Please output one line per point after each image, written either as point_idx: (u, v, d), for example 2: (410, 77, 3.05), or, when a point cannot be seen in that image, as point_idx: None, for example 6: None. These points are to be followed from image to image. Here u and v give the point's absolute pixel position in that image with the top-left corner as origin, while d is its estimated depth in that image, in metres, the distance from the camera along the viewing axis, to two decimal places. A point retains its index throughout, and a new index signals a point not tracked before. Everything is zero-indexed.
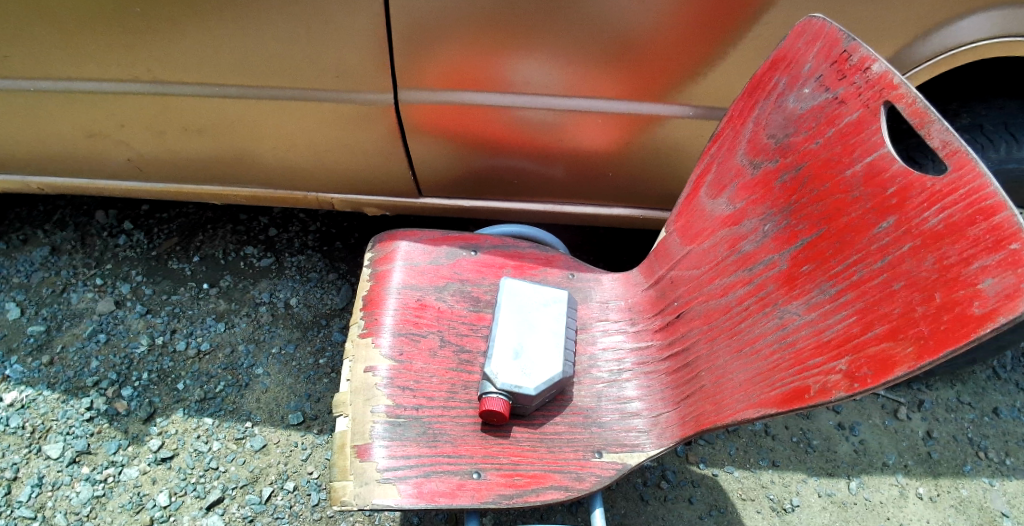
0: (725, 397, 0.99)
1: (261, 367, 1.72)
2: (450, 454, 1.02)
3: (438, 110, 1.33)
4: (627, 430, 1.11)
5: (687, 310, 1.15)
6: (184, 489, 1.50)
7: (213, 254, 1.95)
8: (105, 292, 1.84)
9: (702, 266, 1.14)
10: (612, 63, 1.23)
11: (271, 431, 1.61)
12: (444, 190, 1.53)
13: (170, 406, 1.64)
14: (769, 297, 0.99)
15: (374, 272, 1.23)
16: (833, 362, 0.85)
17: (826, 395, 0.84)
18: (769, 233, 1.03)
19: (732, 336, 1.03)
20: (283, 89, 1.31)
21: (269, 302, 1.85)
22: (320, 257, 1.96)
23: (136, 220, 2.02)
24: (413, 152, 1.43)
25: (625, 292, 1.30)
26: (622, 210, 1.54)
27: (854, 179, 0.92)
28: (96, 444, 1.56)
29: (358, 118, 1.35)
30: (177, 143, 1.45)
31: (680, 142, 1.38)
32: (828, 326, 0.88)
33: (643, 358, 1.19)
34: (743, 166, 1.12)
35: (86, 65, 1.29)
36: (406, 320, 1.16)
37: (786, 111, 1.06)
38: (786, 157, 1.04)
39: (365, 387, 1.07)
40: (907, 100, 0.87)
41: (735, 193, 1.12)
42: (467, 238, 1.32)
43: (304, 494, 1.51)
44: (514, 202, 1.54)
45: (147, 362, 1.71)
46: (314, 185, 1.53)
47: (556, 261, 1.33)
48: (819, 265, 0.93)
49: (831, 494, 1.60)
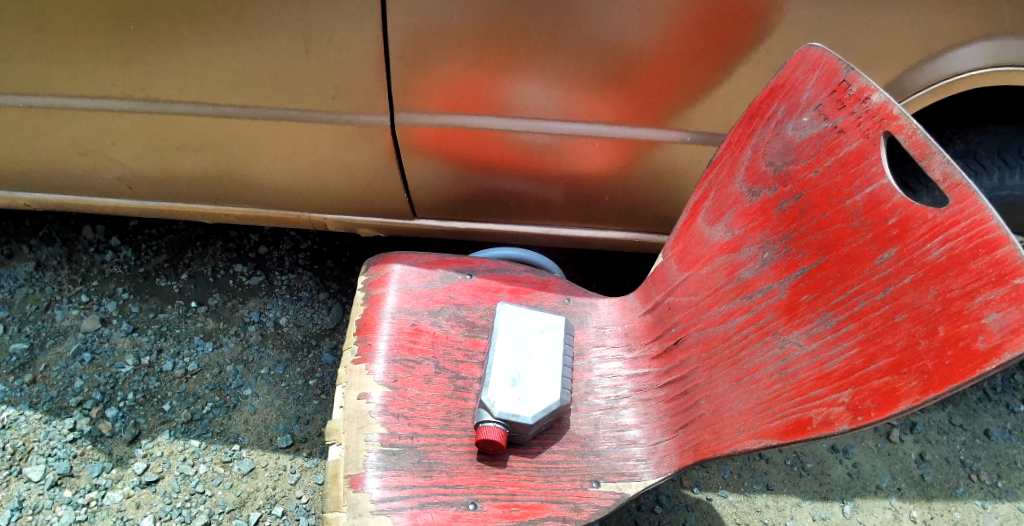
0: (725, 427, 0.98)
1: (250, 387, 1.69)
2: (446, 484, 1.00)
3: (437, 132, 1.32)
4: (625, 459, 1.10)
5: (686, 336, 1.14)
6: (169, 513, 1.46)
7: (202, 271, 1.92)
8: (91, 309, 1.81)
9: (700, 293, 1.14)
10: (613, 87, 1.23)
11: (259, 454, 1.58)
12: (441, 212, 1.52)
13: (155, 428, 1.60)
14: (769, 326, 0.99)
15: (367, 296, 1.22)
16: (836, 394, 0.84)
17: (830, 428, 0.83)
18: (768, 261, 1.03)
19: (731, 365, 1.02)
20: (281, 108, 1.29)
21: (258, 321, 1.82)
22: (311, 275, 1.94)
23: (124, 236, 1.99)
24: (410, 173, 1.42)
25: (622, 317, 1.29)
26: (618, 232, 1.54)
27: (854, 209, 0.93)
28: (79, 467, 1.52)
29: (355, 139, 1.34)
30: (170, 161, 1.43)
31: (677, 166, 1.39)
32: (829, 358, 0.87)
33: (640, 385, 1.18)
34: (741, 193, 1.12)
35: (80, 81, 1.27)
36: (401, 345, 1.14)
37: (785, 139, 1.07)
38: (785, 185, 1.05)
39: (359, 415, 1.05)
40: (908, 130, 0.88)
41: (734, 220, 1.12)
42: (462, 262, 1.31)
43: (292, 520, 1.48)
44: (511, 223, 1.54)
45: (133, 383, 1.67)
46: (309, 205, 1.51)
47: (552, 285, 1.32)
48: (820, 294, 0.93)
49: (825, 518, 1.60)
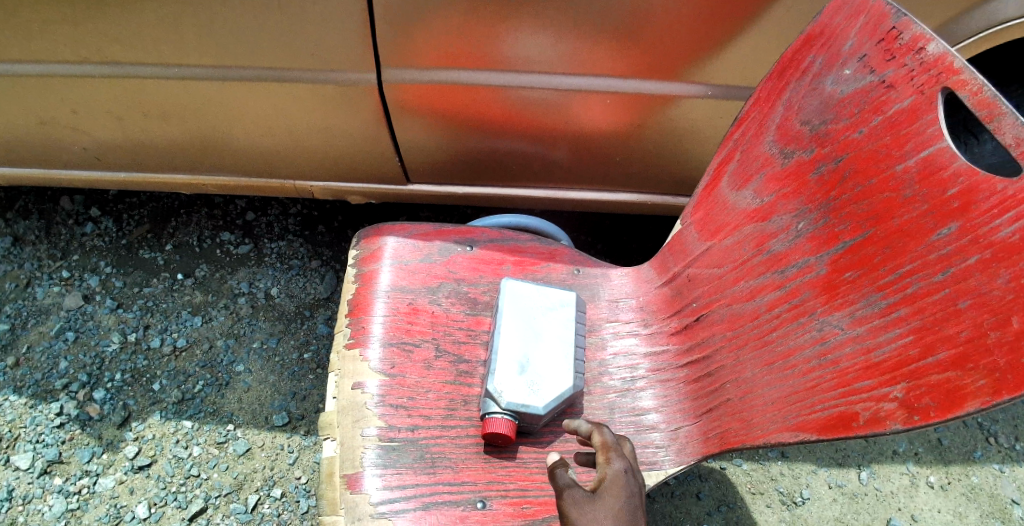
0: (755, 415, 0.91)
1: (242, 363, 1.61)
2: (451, 482, 0.92)
3: (430, 90, 1.19)
4: (644, 446, 1.02)
5: (708, 313, 1.05)
6: (164, 499, 1.41)
7: (187, 241, 1.80)
8: (72, 285, 1.70)
9: (724, 265, 1.04)
10: (626, 38, 1.10)
11: (254, 434, 1.51)
12: (436, 176, 1.40)
13: (145, 409, 1.52)
14: (805, 305, 0.89)
15: (359, 273, 1.12)
16: (887, 387, 0.75)
17: (880, 426, 0.75)
18: (803, 232, 0.93)
19: (761, 347, 0.94)
20: (256, 69, 1.16)
21: (248, 293, 1.72)
22: (302, 242, 1.82)
23: (105, 206, 1.85)
24: (402, 136, 1.29)
25: (637, 289, 1.19)
26: (628, 195, 1.43)
27: (906, 176, 0.82)
28: (68, 452, 1.45)
29: (340, 100, 1.21)
30: (139, 129, 1.30)
31: (695, 123, 1.27)
32: (878, 345, 0.78)
33: (658, 364, 1.10)
34: (771, 154, 1.01)
35: (29, 44, 1.13)
36: (397, 328, 1.05)
37: (823, 95, 0.95)
38: (823, 147, 0.93)
39: (354, 406, 0.97)
40: (973, 87, 0.78)
41: (763, 185, 1.01)
42: (462, 232, 1.20)
43: (292, 501, 1.43)
44: (513, 187, 1.43)
45: (120, 362, 1.58)
46: (293, 171, 1.39)
47: (560, 255, 1.21)
48: (865, 272, 0.83)
49: (842, 485, 1.56)
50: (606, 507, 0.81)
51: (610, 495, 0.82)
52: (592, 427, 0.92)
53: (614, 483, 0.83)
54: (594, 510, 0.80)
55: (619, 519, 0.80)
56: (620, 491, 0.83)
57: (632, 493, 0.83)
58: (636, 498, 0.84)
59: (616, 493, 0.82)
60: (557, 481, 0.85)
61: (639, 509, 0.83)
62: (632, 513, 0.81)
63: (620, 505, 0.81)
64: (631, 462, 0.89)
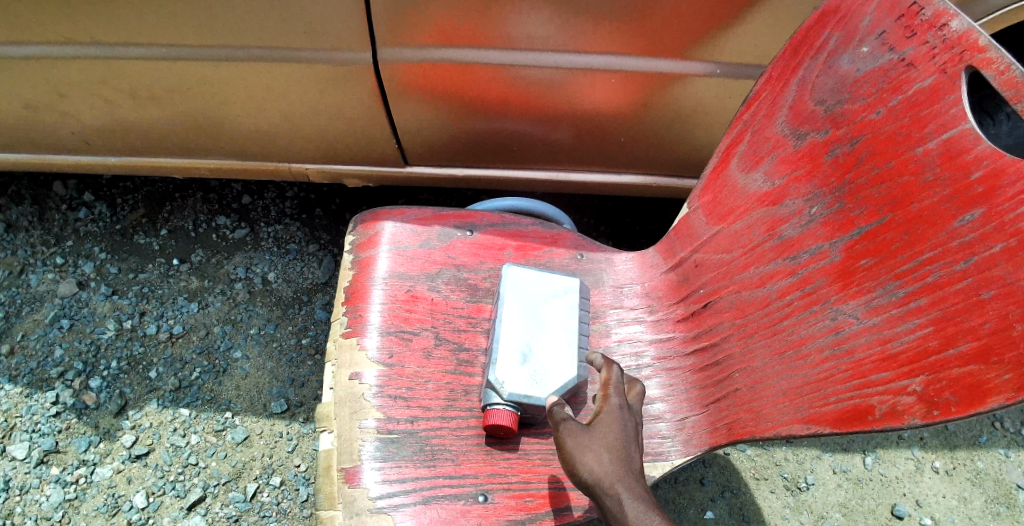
0: (765, 406, 0.88)
1: (239, 349, 1.58)
2: (452, 475, 0.90)
3: (428, 70, 1.15)
4: (650, 436, 0.99)
5: (716, 299, 1.02)
6: (162, 488, 1.39)
7: (182, 226, 1.75)
8: (66, 272, 1.66)
9: (733, 250, 1.00)
10: (632, 15, 1.05)
11: (253, 421, 1.49)
12: (435, 158, 1.36)
13: (142, 397, 1.50)
14: (818, 293, 0.86)
15: (356, 259, 1.08)
16: (906, 380, 0.72)
17: (897, 420, 0.72)
18: (816, 217, 0.89)
19: (771, 336, 0.90)
20: (246, 48, 1.11)
21: (245, 278, 1.69)
22: (299, 226, 1.78)
23: (99, 191, 1.80)
24: (398, 117, 1.25)
25: (642, 275, 1.15)
26: (632, 177, 1.39)
27: (927, 159, 0.78)
28: (65, 442, 1.43)
29: (335, 81, 1.16)
30: (128, 113, 1.26)
31: (702, 103, 1.22)
32: (896, 336, 0.75)
33: (664, 352, 1.07)
34: (783, 136, 0.97)
35: (9, 25, 1.08)
36: (395, 316, 1.02)
37: (838, 73, 0.90)
38: (838, 128, 0.89)
39: (352, 397, 0.94)
40: (1000, 66, 0.73)
41: (774, 167, 0.97)
42: (461, 216, 1.15)
43: (292, 489, 1.42)
44: (514, 169, 1.39)
45: (116, 349, 1.56)
46: (288, 154, 1.35)
47: (562, 239, 1.18)
48: (882, 259, 0.79)
49: (847, 470, 1.54)
50: (603, 439, 0.83)
51: (606, 428, 0.84)
52: (605, 364, 0.94)
53: (610, 418, 0.86)
54: (592, 442, 0.82)
55: (614, 450, 0.82)
56: (616, 424, 0.85)
57: (626, 427, 0.86)
58: (630, 432, 0.86)
59: (613, 426, 0.85)
60: (556, 415, 0.83)
61: (632, 443, 0.85)
62: (627, 446, 0.84)
63: (616, 439, 0.84)
64: (629, 401, 0.92)
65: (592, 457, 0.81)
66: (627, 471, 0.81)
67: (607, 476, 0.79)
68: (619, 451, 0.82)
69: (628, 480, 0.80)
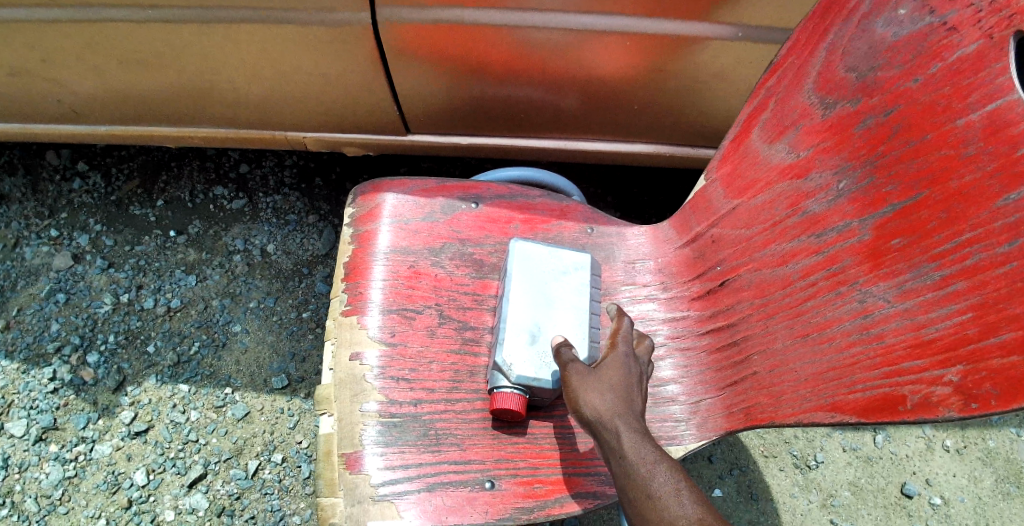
0: (786, 391, 0.84)
1: (239, 323, 1.55)
2: (458, 461, 0.86)
3: (430, 32, 1.08)
4: (663, 420, 0.95)
5: (733, 277, 0.97)
6: (162, 465, 1.37)
7: (179, 196, 1.69)
8: (61, 245, 1.60)
9: (753, 226, 0.95)
10: None
11: (253, 397, 1.46)
12: (439, 127, 1.30)
13: (141, 373, 1.47)
14: (845, 274, 0.81)
15: (356, 233, 1.03)
16: (941, 370, 0.68)
17: (930, 412, 0.68)
18: (844, 192, 0.84)
19: (794, 317, 0.86)
20: (239, 9, 1.05)
21: (244, 250, 1.64)
22: (298, 196, 1.73)
23: (93, 160, 1.73)
24: (399, 83, 1.18)
25: (655, 250, 1.10)
26: (644, 146, 1.33)
27: (968, 131, 0.72)
28: (63, 419, 1.41)
29: (332, 44, 1.10)
30: (115, 80, 1.19)
31: (721, 68, 1.15)
32: (931, 322, 0.70)
33: (678, 331, 1.02)
34: (810, 104, 0.91)
35: None
36: (397, 293, 0.98)
37: (872, 38, 0.84)
38: (870, 97, 0.83)
39: (352, 379, 0.90)
40: None
41: (799, 138, 0.91)
42: (465, 187, 1.10)
43: (293, 466, 1.40)
44: (520, 139, 1.33)
45: (113, 324, 1.52)
46: (284, 122, 1.29)
47: (572, 212, 1.12)
48: (916, 239, 0.74)
49: (856, 448, 1.51)
50: (606, 379, 0.83)
51: (611, 370, 0.85)
52: (618, 314, 0.95)
53: (616, 362, 0.86)
54: (595, 380, 0.82)
55: (618, 390, 0.82)
56: (620, 367, 0.85)
57: (631, 373, 0.86)
58: (635, 377, 0.86)
59: (618, 370, 0.85)
60: (562, 356, 0.86)
61: (636, 387, 0.85)
62: (631, 388, 0.83)
63: (620, 381, 0.84)
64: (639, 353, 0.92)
65: (594, 394, 0.81)
66: (628, 409, 0.80)
67: (607, 410, 0.79)
68: (622, 390, 0.81)
69: (628, 415, 0.79)
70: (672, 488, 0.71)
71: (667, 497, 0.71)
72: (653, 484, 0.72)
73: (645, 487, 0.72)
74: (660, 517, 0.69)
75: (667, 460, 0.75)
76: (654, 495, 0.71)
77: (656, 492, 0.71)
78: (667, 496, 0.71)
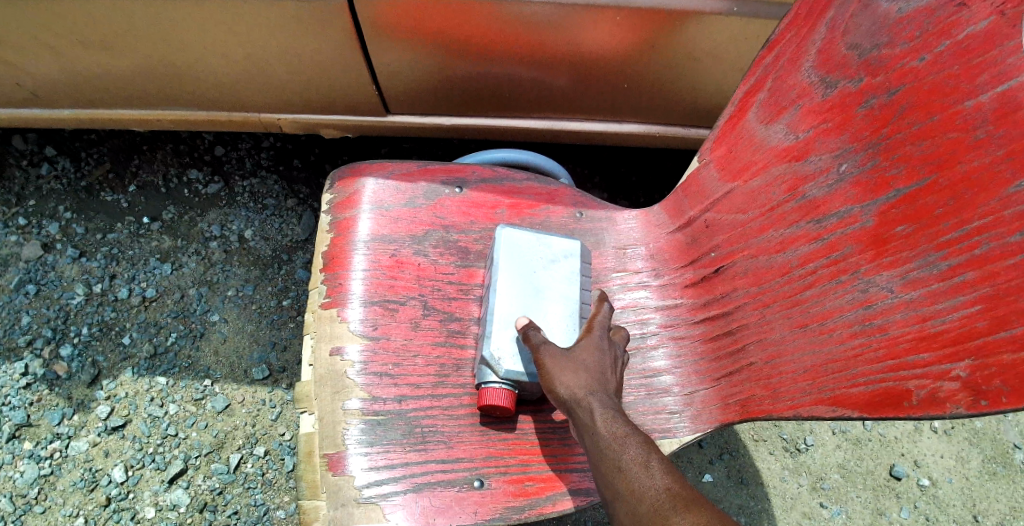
0: (784, 383, 0.81)
1: (217, 313, 1.49)
2: (445, 459, 0.83)
3: (409, 7, 1.02)
4: (656, 412, 0.92)
5: (729, 264, 0.93)
6: (141, 461, 1.33)
7: (152, 181, 1.61)
8: (30, 234, 1.52)
9: (749, 211, 0.92)
10: None
11: (234, 389, 1.42)
12: (420, 107, 1.24)
13: (116, 366, 1.41)
14: (846, 262, 0.78)
15: (335, 221, 0.98)
16: (949, 364, 0.65)
17: (937, 408, 0.65)
18: (846, 176, 0.80)
19: (791, 306, 0.83)
20: None
21: (221, 236, 1.58)
22: (276, 179, 1.66)
23: (61, 144, 1.63)
24: (378, 61, 1.12)
25: (646, 235, 1.07)
26: (634, 126, 1.28)
27: (978, 114, 0.68)
28: (37, 415, 1.35)
29: (305, 20, 1.03)
30: (74, 61, 1.12)
31: (715, 45, 1.11)
32: (938, 314, 0.67)
33: (671, 320, 0.99)
34: (810, 83, 0.87)
35: None
36: (379, 283, 0.93)
37: (877, 13, 0.80)
38: (874, 77, 0.80)
39: (333, 376, 0.86)
40: None
41: (798, 118, 0.88)
42: (449, 170, 1.05)
43: (277, 459, 1.37)
44: (506, 120, 1.27)
45: (87, 315, 1.46)
46: (257, 103, 1.22)
47: (560, 196, 1.08)
48: (921, 227, 0.71)
49: (845, 431, 1.51)
50: (579, 360, 0.83)
51: (585, 351, 0.84)
52: (599, 299, 0.94)
53: (590, 345, 0.86)
54: (568, 360, 0.82)
55: (592, 370, 0.82)
56: (595, 349, 0.85)
57: (605, 355, 0.86)
58: (609, 359, 0.86)
59: (591, 352, 0.85)
60: (531, 339, 0.84)
61: (610, 368, 0.85)
62: (604, 368, 0.84)
63: (593, 362, 0.84)
64: (614, 338, 0.91)
65: (567, 374, 0.81)
66: (601, 388, 0.81)
67: (580, 389, 0.79)
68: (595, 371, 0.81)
69: (601, 394, 0.79)
70: (642, 460, 0.73)
71: (636, 469, 0.72)
72: (623, 457, 0.73)
73: (615, 461, 0.73)
74: (630, 489, 0.71)
75: (637, 435, 0.76)
76: (624, 468, 0.72)
77: (626, 465, 0.73)
78: (637, 469, 0.72)
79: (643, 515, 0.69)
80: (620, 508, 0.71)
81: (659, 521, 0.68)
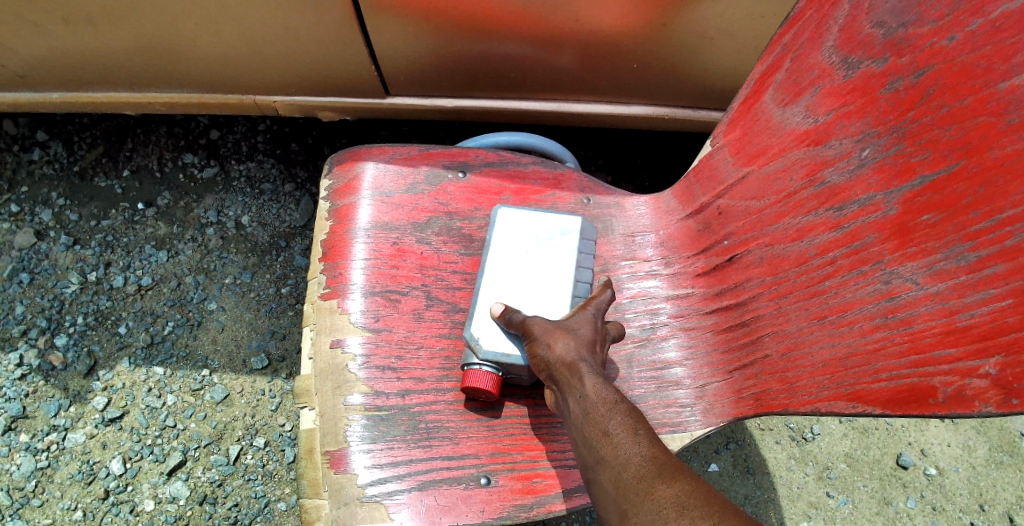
0: (801, 376, 0.79)
1: (214, 301, 1.46)
2: (451, 456, 0.81)
3: None
4: (667, 406, 0.90)
5: (743, 252, 0.90)
6: (140, 453, 1.31)
7: (147, 166, 1.57)
8: (23, 221, 1.49)
9: (764, 197, 0.89)
10: None
11: (232, 379, 1.40)
12: (422, 89, 1.20)
13: (113, 356, 1.39)
14: (868, 252, 0.75)
15: (334, 208, 0.95)
16: (978, 361, 0.62)
17: (965, 406, 0.63)
18: (868, 161, 0.77)
19: (809, 297, 0.80)
20: None
21: (217, 222, 1.54)
22: (273, 163, 1.62)
23: (53, 127, 1.59)
24: (378, 41, 1.08)
25: (656, 222, 1.03)
26: (642, 109, 1.24)
27: (1011, 97, 0.65)
28: (33, 407, 1.33)
29: None
30: (62, 40, 1.07)
31: (728, 24, 1.07)
32: (966, 308, 0.64)
33: (682, 310, 0.96)
34: (831, 64, 0.84)
35: None
36: (380, 273, 0.90)
37: None
38: (899, 57, 0.76)
39: (334, 369, 0.84)
40: None
41: (818, 100, 0.84)
42: (452, 154, 1.01)
43: (277, 451, 1.35)
44: (510, 102, 1.23)
45: (82, 304, 1.43)
46: (253, 84, 1.18)
47: (566, 181, 1.04)
48: (951, 216, 0.68)
49: (852, 420, 1.49)
50: (570, 332, 0.80)
51: (577, 325, 0.81)
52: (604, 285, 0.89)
53: (582, 322, 0.82)
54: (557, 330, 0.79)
55: (582, 341, 0.79)
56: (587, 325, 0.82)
57: (597, 332, 0.82)
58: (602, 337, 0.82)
59: (583, 328, 0.81)
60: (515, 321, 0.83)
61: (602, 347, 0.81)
62: (596, 343, 0.80)
63: (584, 334, 0.80)
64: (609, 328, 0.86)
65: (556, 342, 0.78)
66: (591, 359, 0.77)
67: (568, 356, 0.76)
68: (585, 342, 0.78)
69: (591, 364, 0.76)
70: (629, 427, 0.69)
71: (622, 435, 0.68)
72: (608, 423, 0.69)
73: (601, 426, 0.69)
74: (614, 454, 0.67)
75: (626, 404, 0.72)
76: (610, 433, 0.68)
77: (611, 431, 0.68)
78: (622, 435, 0.68)
79: (626, 480, 0.64)
80: (603, 474, 0.67)
81: (642, 487, 0.62)
